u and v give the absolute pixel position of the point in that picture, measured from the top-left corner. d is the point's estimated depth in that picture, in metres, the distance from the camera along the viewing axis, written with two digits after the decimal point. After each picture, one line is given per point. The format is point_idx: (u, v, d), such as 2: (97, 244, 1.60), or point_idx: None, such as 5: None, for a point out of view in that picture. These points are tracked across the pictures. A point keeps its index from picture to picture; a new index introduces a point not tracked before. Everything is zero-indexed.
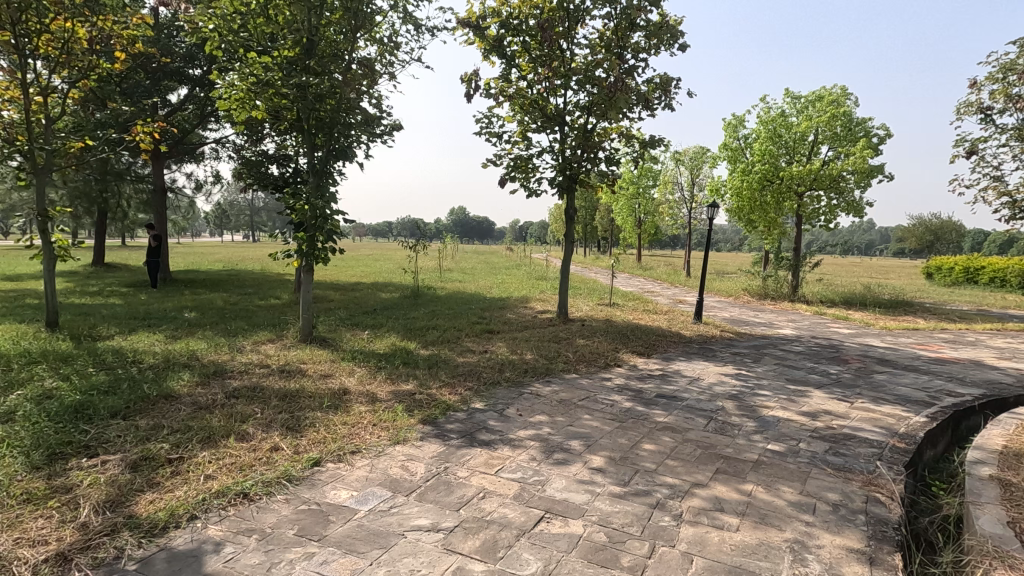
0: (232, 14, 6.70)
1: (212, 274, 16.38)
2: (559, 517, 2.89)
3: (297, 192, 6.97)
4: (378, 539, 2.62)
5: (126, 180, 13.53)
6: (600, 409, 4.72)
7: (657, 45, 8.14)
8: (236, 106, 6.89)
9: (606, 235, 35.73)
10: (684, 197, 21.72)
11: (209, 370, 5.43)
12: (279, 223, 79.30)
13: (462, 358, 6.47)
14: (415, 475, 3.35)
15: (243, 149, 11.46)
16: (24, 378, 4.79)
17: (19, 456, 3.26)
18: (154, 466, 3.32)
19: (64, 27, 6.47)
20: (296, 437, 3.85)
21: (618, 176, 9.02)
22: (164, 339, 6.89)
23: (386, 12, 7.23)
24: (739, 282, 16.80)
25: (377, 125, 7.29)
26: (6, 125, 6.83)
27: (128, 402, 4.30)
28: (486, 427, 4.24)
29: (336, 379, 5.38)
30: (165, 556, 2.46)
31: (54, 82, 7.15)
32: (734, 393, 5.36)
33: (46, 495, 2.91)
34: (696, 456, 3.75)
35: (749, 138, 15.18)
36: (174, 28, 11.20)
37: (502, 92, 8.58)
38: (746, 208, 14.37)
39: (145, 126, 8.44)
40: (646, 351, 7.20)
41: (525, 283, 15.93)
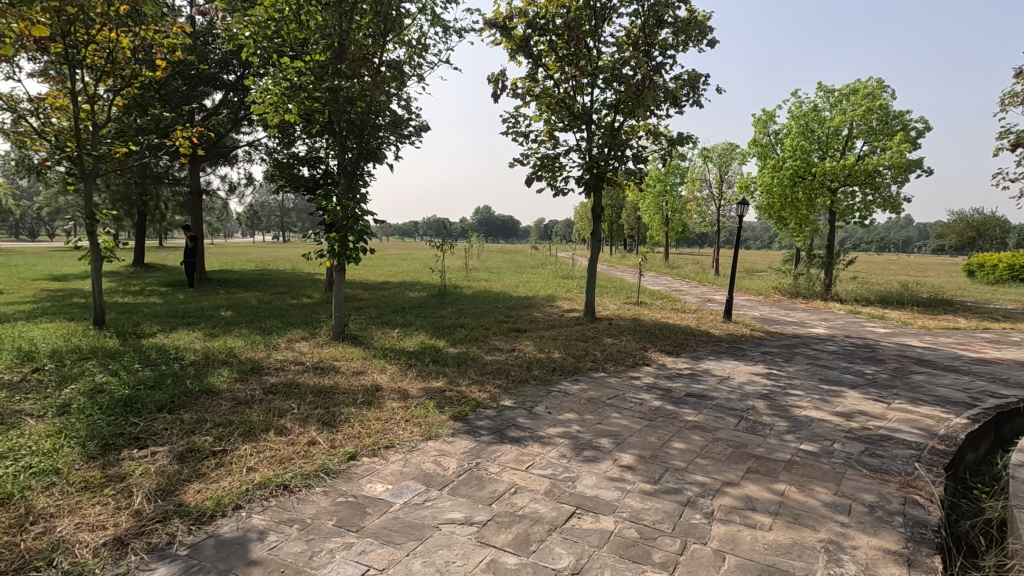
0: (267, 20, 6.90)
1: (246, 274, 16.82)
2: (590, 513, 2.92)
3: (329, 194, 7.14)
4: (414, 531, 2.70)
5: (164, 183, 14.01)
6: (629, 408, 4.72)
7: (685, 41, 8.08)
8: (271, 110, 7.01)
9: (632, 233, 35.40)
10: (713, 194, 21.38)
11: (247, 366, 5.61)
12: (308, 223, 80.83)
13: (489, 356, 6.52)
14: (447, 470, 3.43)
15: (275, 151, 11.74)
16: (75, 373, 5.04)
17: (76, 447, 3.45)
18: (199, 458, 3.47)
19: (109, 37, 6.78)
20: (332, 431, 3.97)
21: (646, 174, 8.98)
22: (203, 336, 7.15)
23: (415, 15, 7.36)
24: (770, 280, 16.47)
25: (406, 126, 7.42)
26: (57, 131, 7.17)
27: (173, 396, 4.50)
28: (515, 424, 4.29)
29: (368, 376, 5.51)
30: (213, 543, 2.59)
31: (100, 91, 7.45)
32: (765, 393, 5.30)
33: (102, 483, 3.08)
34: (727, 455, 3.73)
35: (780, 134, 14.89)
36: (210, 35, 11.57)
37: (529, 92, 8.63)
38: (777, 205, 14.13)
39: (184, 131, 8.71)
40: (675, 350, 7.15)
41: (551, 282, 15.91)
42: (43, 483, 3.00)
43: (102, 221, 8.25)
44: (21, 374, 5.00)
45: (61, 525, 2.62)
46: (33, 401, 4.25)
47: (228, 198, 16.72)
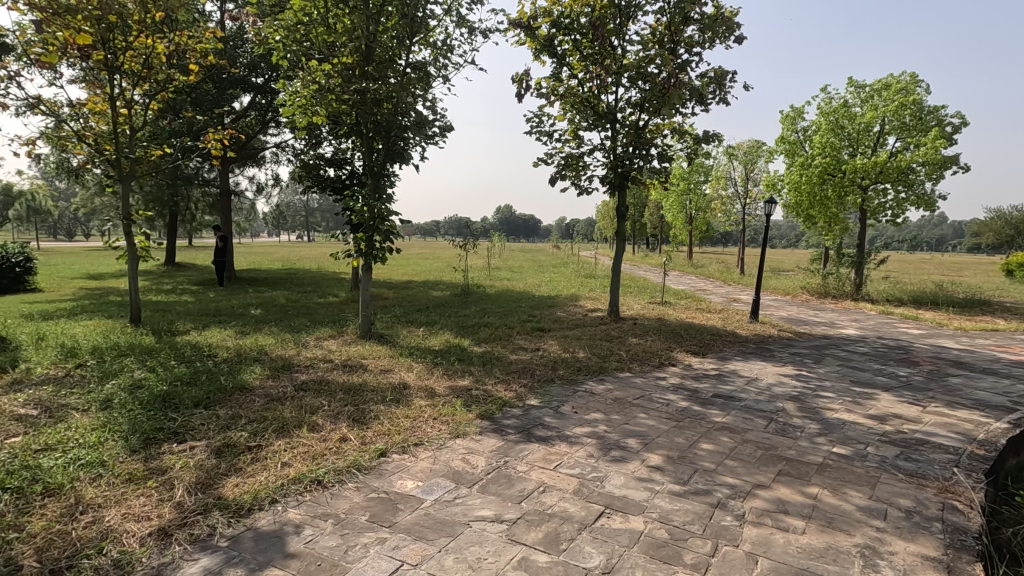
0: (296, 25, 7.00)
1: (274, 273, 17.14)
2: (619, 512, 2.93)
3: (357, 194, 7.26)
4: (445, 528, 2.74)
5: (194, 183, 14.35)
6: (656, 409, 4.70)
7: (712, 38, 7.99)
8: (300, 112, 7.18)
9: (655, 232, 35.10)
10: (738, 193, 21.05)
11: (278, 364, 5.74)
12: (333, 223, 82.07)
13: (514, 356, 6.54)
14: (476, 467, 3.47)
15: (302, 152, 11.94)
16: (115, 369, 5.21)
17: (119, 440, 3.58)
18: (236, 452, 3.57)
19: (145, 44, 6.95)
20: (362, 428, 4.04)
21: (671, 172, 8.91)
22: (234, 334, 7.34)
23: (440, 16, 7.42)
24: (797, 279, 16.15)
25: (430, 127, 7.46)
26: (96, 136, 7.39)
27: (208, 393, 4.61)
28: (542, 423, 4.31)
29: (396, 374, 5.59)
30: (251, 536, 2.66)
31: (136, 96, 7.66)
32: (794, 394, 5.23)
33: (144, 475, 3.19)
34: (757, 457, 3.70)
35: (809, 131, 14.62)
36: (239, 39, 11.82)
37: (553, 92, 8.63)
38: (805, 203, 13.87)
39: (216, 134, 8.93)
40: (701, 350, 7.09)
41: (574, 281, 15.82)
42: (90, 474, 3.13)
43: (138, 221, 8.50)
44: (65, 370, 5.21)
45: (108, 515, 2.73)
46: (78, 396, 4.42)
47: (255, 198, 17.07)
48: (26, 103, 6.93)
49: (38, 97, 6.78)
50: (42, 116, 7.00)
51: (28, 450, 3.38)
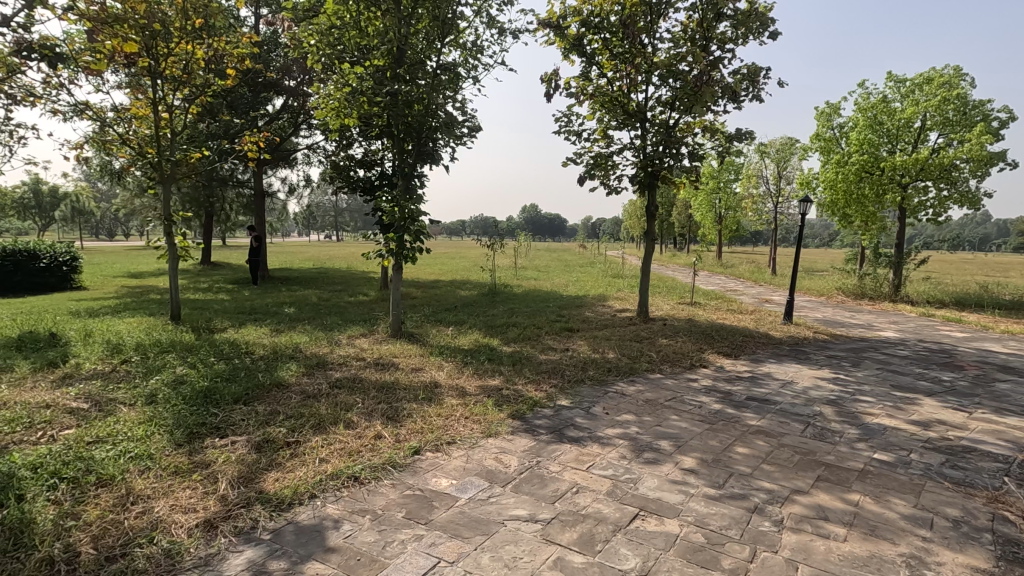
0: (330, 28, 7.08)
1: (305, 272, 17.49)
2: (654, 515, 2.91)
3: (387, 195, 7.34)
4: (480, 526, 2.76)
5: (228, 184, 14.71)
6: (688, 411, 4.65)
7: (745, 34, 7.84)
8: (332, 115, 7.30)
9: (684, 232, 34.68)
10: (770, 191, 20.57)
11: (313, 361, 5.86)
12: (361, 223, 83.39)
13: (544, 356, 6.55)
14: (509, 467, 3.48)
15: (333, 153, 12.14)
16: (158, 365, 5.40)
17: (165, 434, 3.72)
18: (275, 448, 3.66)
19: (186, 50, 7.17)
20: (396, 426, 4.10)
21: (702, 171, 8.77)
22: (270, 332, 7.51)
23: (470, 18, 7.47)
24: (832, 280, 15.72)
25: (460, 127, 7.50)
26: (138, 139, 7.65)
27: (247, 389, 4.75)
28: (574, 423, 4.31)
29: (426, 372, 5.67)
30: (293, 529, 2.73)
31: (177, 101, 7.88)
32: (832, 398, 5.10)
33: (189, 469, 3.30)
34: (794, 462, 3.62)
35: (845, 127, 14.25)
36: (274, 43, 12.11)
37: (582, 91, 8.61)
38: (841, 201, 13.48)
39: (252, 137, 9.13)
40: (733, 352, 6.97)
41: (602, 281, 15.72)
42: (139, 467, 3.25)
43: (178, 222, 8.75)
44: (112, 365, 5.43)
45: (158, 507, 2.84)
46: (125, 391, 4.60)
47: (287, 198, 17.42)
48: (73, 108, 7.21)
49: (86, 103, 7.06)
50: (88, 121, 7.27)
51: (82, 441, 3.53)
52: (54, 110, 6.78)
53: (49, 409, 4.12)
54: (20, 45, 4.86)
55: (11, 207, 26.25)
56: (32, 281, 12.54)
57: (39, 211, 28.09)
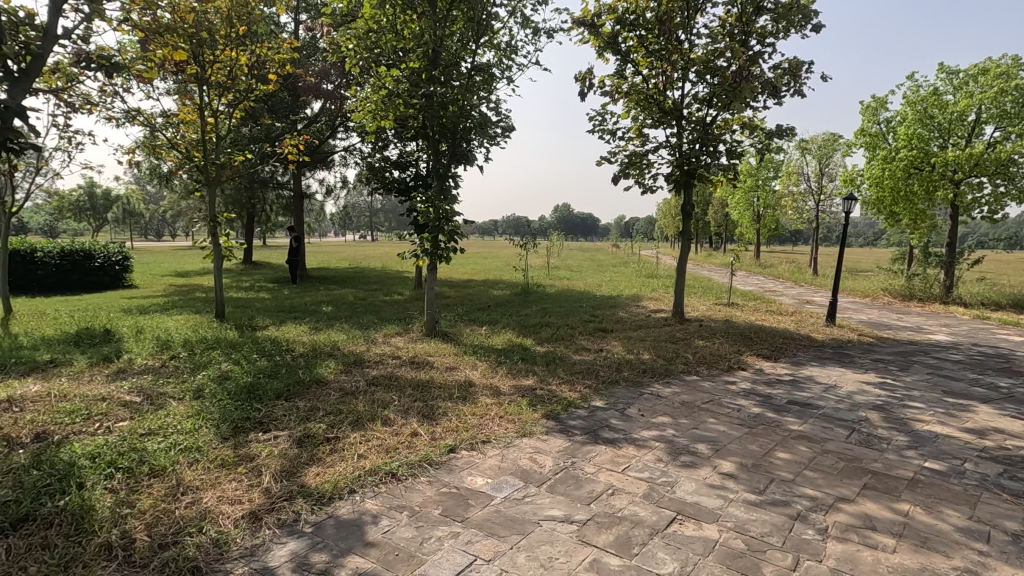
0: (367, 32, 7.19)
1: (341, 271, 17.86)
2: (692, 519, 2.86)
3: (422, 195, 7.41)
4: (516, 525, 2.77)
5: (269, 186, 15.15)
6: (726, 414, 4.56)
7: (786, 27, 7.63)
8: (369, 117, 7.44)
9: (721, 231, 33.98)
10: (811, 188, 19.92)
11: (350, 359, 5.99)
12: (395, 223, 84.61)
13: (577, 356, 6.53)
14: (544, 467, 3.49)
15: (368, 154, 12.34)
16: (204, 361, 5.62)
17: (212, 428, 3.86)
18: (315, 443, 3.76)
19: (230, 56, 7.41)
20: (432, 424, 4.15)
21: (740, 169, 8.58)
22: (309, 330, 7.71)
23: (505, 18, 7.49)
24: (877, 280, 15.13)
25: (494, 128, 7.53)
26: (186, 144, 7.95)
27: (288, 385, 4.89)
28: (608, 425, 4.28)
29: (461, 372, 5.71)
30: (333, 523, 2.80)
31: (222, 107, 8.15)
32: (878, 403, 4.91)
33: (235, 462, 3.42)
34: (839, 469, 3.51)
35: (893, 121, 13.69)
36: (313, 48, 12.42)
37: (617, 89, 8.54)
38: (888, 199, 12.94)
39: (292, 139, 9.39)
40: (773, 354, 6.79)
41: (635, 282, 15.53)
42: (188, 459, 3.39)
43: (222, 223, 9.06)
44: (161, 361, 5.66)
45: (206, 498, 2.96)
46: (174, 385, 4.81)
47: (324, 200, 17.82)
48: (126, 115, 7.56)
49: (138, 110, 7.38)
50: (140, 126, 7.61)
51: (135, 433, 3.70)
52: (109, 116, 7.11)
53: (105, 401, 4.34)
54: (79, 56, 5.11)
55: (68, 208, 27.57)
56: (87, 280, 13.17)
57: (93, 213, 29.58)
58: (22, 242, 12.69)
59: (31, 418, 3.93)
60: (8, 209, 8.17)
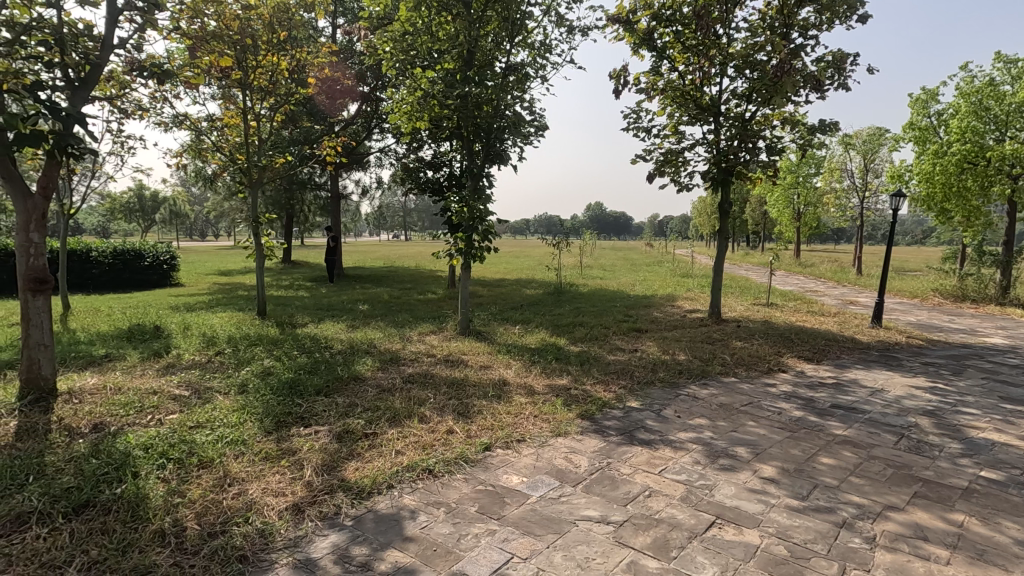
0: (404, 35, 7.28)
1: (376, 270, 18.16)
2: (732, 524, 2.81)
3: (456, 195, 7.46)
4: (552, 525, 2.77)
5: (307, 188, 15.53)
6: (766, 417, 4.45)
7: (831, 19, 7.38)
8: (405, 118, 7.55)
9: (759, 229, 33.17)
10: (855, 185, 19.21)
11: (386, 357, 6.09)
12: (428, 223, 85.60)
13: (611, 356, 6.49)
14: (579, 467, 3.47)
15: (404, 155, 12.52)
16: (248, 357, 5.81)
17: (256, 422, 3.99)
18: (354, 438, 3.84)
19: (272, 61, 7.61)
20: (467, 422, 4.19)
21: (780, 166, 8.35)
22: (346, 328, 7.88)
23: (539, 17, 7.48)
24: (927, 280, 14.50)
25: (528, 127, 7.53)
26: (230, 147, 8.22)
27: (327, 381, 5.01)
28: (644, 426, 4.23)
29: (495, 370, 5.74)
30: (373, 517, 2.86)
31: (263, 111, 8.40)
32: (929, 409, 4.71)
33: (278, 455, 3.53)
34: (887, 476, 3.38)
35: (944, 114, 13.09)
36: (350, 52, 12.66)
37: (652, 87, 8.43)
38: (938, 195, 12.38)
39: (330, 141, 9.60)
40: (815, 357, 6.58)
41: (670, 281, 15.32)
42: (234, 451, 3.52)
43: (264, 224, 9.34)
44: (208, 356, 5.89)
45: (252, 489, 3.06)
46: (220, 380, 4.99)
47: (360, 200, 18.16)
48: (174, 119, 7.87)
49: (185, 115, 7.67)
50: (187, 131, 7.91)
51: (184, 426, 3.86)
52: (159, 121, 7.42)
53: (157, 395, 4.53)
54: (132, 65, 5.33)
55: (119, 210, 28.83)
56: (138, 278, 13.77)
57: (143, 214, 30.92)
58: (79, 242, 13.36)
59: (90, 409, 4.14)
60: (67, 211, 8.61)
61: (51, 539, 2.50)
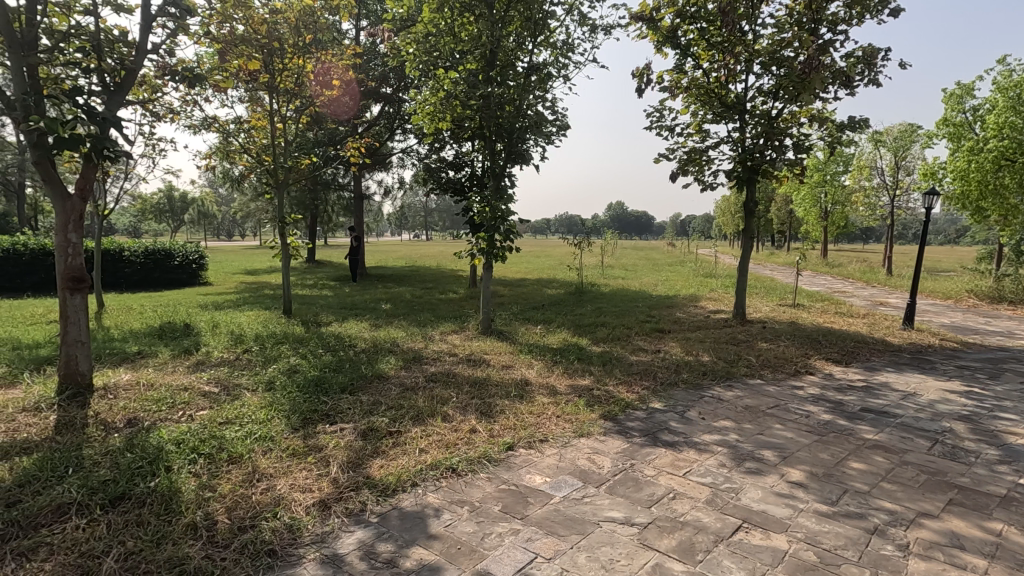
0: (427, 36, 7.33)
1: (398, 270, 18.34)
2: (759, 528, 2.76)
3: (478, 195, 7.48)
4: (576, 525, 2.77)
5: (331, 188, 15.74)
6: (793, 420, 4.37)
7: (860, 13, 7.21)
8: (428, 119, 7.60)
9: (784, 228, 32.60)
10: (886, 183, 18.74)
11: (409, 356, 6.15)
12: (449, 223, 86.03)
13: (634, 356, 6.44)
14: (603, 468, 3.46)
15: (426, 155, 12.62)
16: (275, 355, 5.92)
17: (283, 419, 4.06)
18: (379, 436, 3.88)
19: (298, 64, 7.72)
20: (490, 421, 4.20)
21: (808, 164, 8.18)
22: (369, 327, 7.97)
23: (561, 16, 7.46)
24: (961, 281, 14.08)
25: (550, 127, 7.50)
26: (257, 149, 8.37)
27: (351, 379, 5.07)
28: (668, 427, 4.19)
29: (517, 370, 5.75)
30: (397, 514, 2.89)
31: (289, 113, 8.53)
32: (964, 414, 4.56)
33: (304, 451, 3.59)
34: (920, 482, 3.30)
35: (980, 110, 12.69)
36: (374, 53, 12.79)
37: (676, 85, 8.34)
38: (973, 193, 12.00)
39: (355, 143, 9.73)
40: (844, 359, 6.44)
41: (693, 281, 15.15)
42: (263, 447, 3.59)
43: (290, 224, 9.49)
44: (236, 354, 6.01)
45: (280, 485, 3.12)
46: (248, 377, 5.09)
47: (383, 200, 18.34)
48: (203, 122, 8.05)
49: (214, 118, 7.85)
50: (215, 133, 8.09)
51: (215, 422, 3.95)
52: (189, 124, 7.60)
53: (188, 391, 4.65)
54: (164, 69, 5.47)
55: (150, 211, 29.58)
56: (168, 277, 14.13)
57: (172, 214, 31.67)
58: (112, 241, 13.75)
59: (124, 404, 4.26)
60: (101, 212, 8.87)
61: (90, 530, 2.59)
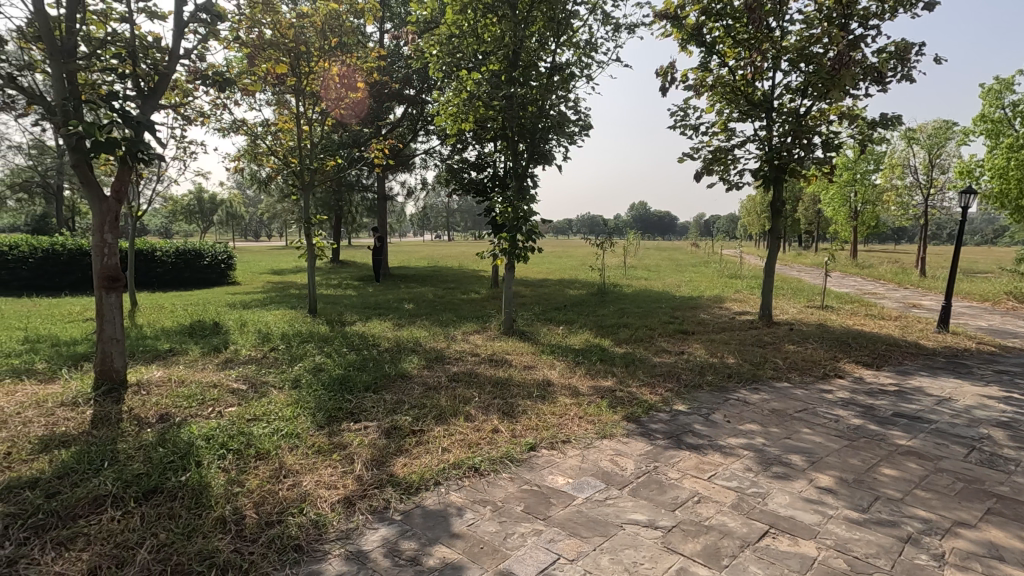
0: (451, 37, 7.37)
1: (421, 270, 18.48)
2: (787, 534, 2.71)
3: (500, 196, 7.49)
4: (599, 527, 2.75)
5: (355, 189, 15.94)
6: (821, 424, 4.27)
7: (893, 8, 7.02)
8: (451, 119, 7.64)
9: (813, 228, 31.90)
10: (919, 181, 18.18)
11: (432, 355, 6.19)
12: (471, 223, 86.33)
13: (657, 358, 6.38)
14: (626, 470, 3.43)
15: (449, 155, 12.68)
16: (300, 353, 6.02)
17: (309, 416, 4.13)
18: (402, 434, 3.92)
19: (323, 67, 7.83)
20: (512, 421, 4.21)
21: (837, 162, 7.99)
22: (393, 326, 8.05)
23: (585, 16, 7.43)
24: (1000, 283, 13.57)
25: (573, 127, 7.47)
26: (283, 151, 8.52)
27: (375, 378, 5.13)
28: (692, 430, 4.13)
29: (539, 370, 5.74)
30: (420, 512, 2.91)
31: (315, 115, 8.66)
32: (1003, 420, 4.40)
33: (329, 449, 3.64)
34: (956, 490, 3.19)
35: (1021, 105, 12.22)
36: (397, 55, 12.90)
37: (701, 83, 8.23)
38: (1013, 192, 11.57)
39: (379, 144, 9.84)
40: (875, 362, 6.27)
41: (718, 282, 14.92)
42: (289, 444, 3.65)
43: (315, 224, 9.64)
44: (263, 352, 6.13)
45: (305, 481, 3.17)
46: (275, 375, 5.19)
47: (406, 201, 18.49)
48: (232, 125, 8.23)
49: (242, 121, 8.01)
50: (244, 135, 8.27)
51: (243, 418, 4.03)
52: (218, 128, 7.78)
53: (217, 388, 4.76)
54: (195, 74, 5.61)
55: (181, 212, 30.32)
56: (198, 276, 14.47)
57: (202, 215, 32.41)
58: (145, 242, 14.14)
59: (156, 400, 4.38)
60: (135, 213, 9.13)
61: (124, 522, 2.67)
